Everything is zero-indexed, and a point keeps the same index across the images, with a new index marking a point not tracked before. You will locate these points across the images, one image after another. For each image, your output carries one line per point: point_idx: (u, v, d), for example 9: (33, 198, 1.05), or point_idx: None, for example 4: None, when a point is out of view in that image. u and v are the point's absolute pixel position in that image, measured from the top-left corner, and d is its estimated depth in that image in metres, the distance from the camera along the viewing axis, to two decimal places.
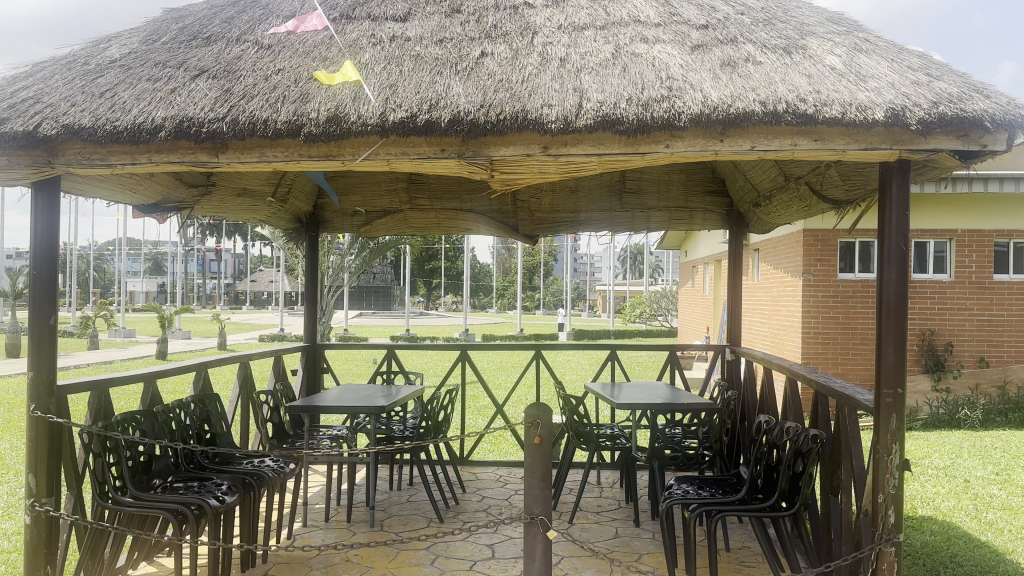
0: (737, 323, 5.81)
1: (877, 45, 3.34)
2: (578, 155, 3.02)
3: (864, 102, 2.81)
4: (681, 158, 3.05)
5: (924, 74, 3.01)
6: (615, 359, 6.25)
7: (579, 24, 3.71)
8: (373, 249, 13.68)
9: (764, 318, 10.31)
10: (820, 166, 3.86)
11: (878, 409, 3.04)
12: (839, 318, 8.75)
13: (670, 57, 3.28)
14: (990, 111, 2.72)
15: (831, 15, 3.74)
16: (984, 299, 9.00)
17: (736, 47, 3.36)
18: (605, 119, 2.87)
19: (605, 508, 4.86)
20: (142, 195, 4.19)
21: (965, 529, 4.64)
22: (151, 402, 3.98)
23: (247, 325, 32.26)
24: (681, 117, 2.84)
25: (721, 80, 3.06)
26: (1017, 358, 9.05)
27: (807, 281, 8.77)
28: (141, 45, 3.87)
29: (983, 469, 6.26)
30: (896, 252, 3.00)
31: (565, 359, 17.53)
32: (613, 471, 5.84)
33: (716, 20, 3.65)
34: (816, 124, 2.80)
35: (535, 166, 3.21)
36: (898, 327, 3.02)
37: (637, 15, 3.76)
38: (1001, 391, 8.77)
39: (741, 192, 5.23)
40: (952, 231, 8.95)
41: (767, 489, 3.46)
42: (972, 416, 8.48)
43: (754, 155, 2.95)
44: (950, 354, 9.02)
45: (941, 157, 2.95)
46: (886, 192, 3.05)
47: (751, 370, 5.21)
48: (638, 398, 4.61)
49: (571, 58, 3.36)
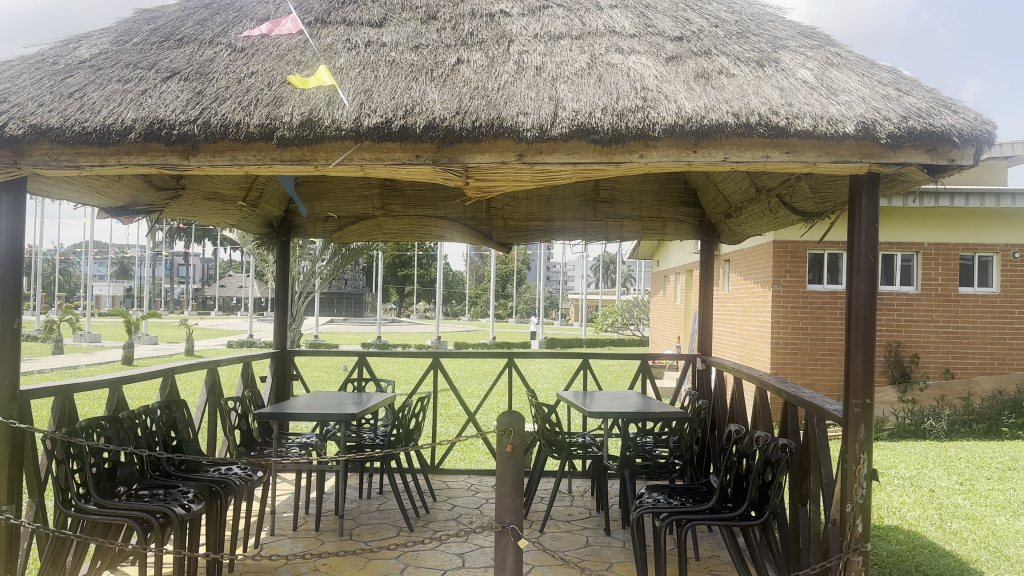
0: (708, 332, 5.85)
1: (848, 60, 3.39)
2: (553, 164, 3.03)
3: (835, 115, 2.86)
4: (655, 168, 3.07)
5: (894, 89, 3.06)
6: (587, 367, 6.25)
7: (555, 33, 3.73)
8: (345, 255, 13.55)
9: (734, 327, 10.40)
10: (791, 179, 3.91)
11: (846, 419, 3.07)
12: (807, 329, 8.86)
13: (645, 68, 3.30)
14: (958, 126, 2.78)
15: (804, 29, 3.80)
16: (950, 311, 9.16)
17: (710, 59, 3.39)
18: (580, 128, 2.89)
19: (576, 517, 4.86)
20: (110, 198, 4.12)
21: (931, 538, 4.71)
22: (116, 408, 3.90)
23: (215, 331, 31.81)
24: (656, 127, 2.86)
25: (695, 91, 3.09)
26: (981, 370, 9.22)
27: (776, 291, 8.88)
28: (112, 45, 3.81)
29: (948, 479, 6.37)
30: (865, 264, 3.05)
31: (537, 367, 17.53)
32: (584, 479, 5.85)
33: (690, 32, 3.69)
34: (787, 137, 2.84)
35: (510, 173, 3.22)
36: (866, 338, 3.06)
37: (613, 26, 3.79)
38: (966, 402, 8.94)
39: (713, 203, 5.28)
40: (919, 244, 9.13)
41: (737, 498, 3.47)
42: (937, 426, 8.70)
43: (726, 166, 2.98)
44: (916, 365, 9.17)
45: (910, 171, 3.01)
46: (855, 205, 3.10)
47: (722, 380, 5.25)
48: (610, 406, 4.61)
49: (547, 67, 3.37)
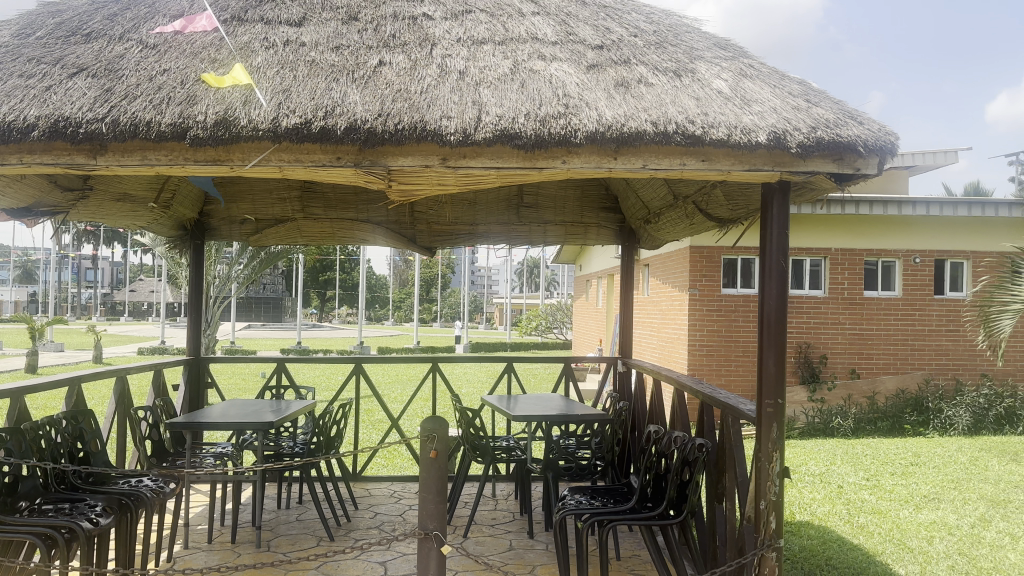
0: (629, 335, 5.95)
1: (760, 71, 3.52)
2: (476, 168, 3.03)
3: (748, 124, 2.95)
4: (577, 174, 3.11)
5: (803, 100, 3.19)
6: (511, 371, 6.27)
7: (477, 38, 3.73)
8: (264, 259, 13.21)
9: (653, 331, 10.64)
10: (707, 186, 4.02)
11: (759, 418, 3.17)
12: (723, 331, 9.14)
13: (567, 75, 3.34)
14: (863, 136, 2.91)
15: (718, 40, 3.92)
16: (856, 314, 9.59)
17: (629, 68, 3.46)
18: (503, 133, 2.89)
19: (500, 521, 4.86)
20: (11, 198, 3.88)
21: (839, 532, 4.92)
22: (17, 418, 3.69)
23: (125, 337, 30.49)
24: (577, 134, 2.90)
25: (615, 99, 3.15)
26: (886, 369, 9.66)
27: (693, 295, 9.12)
28: (12, 38, 3.60)
29: (854, 475, 6.67)
30: (777, 268, 3.15)
31: (461, 372, 17.49)
32: (508, 483, 5.86)
33: (610, 41, 3.75)
34: (703, 145, 2.92)
35: (432, 177, 3.20)
36: (778, 340, 3.17)
37: (535, 32, 3.82)
38: (870, 401, 9.41)
39: (633, 209, 5.39)
40: (826, 250, 9.53)
41: (656, 498, 3.54)
42: (843, 424, 9.12)
43: (645, 173, 3.04)
44: (825, 365, 9.56)
45: (818, 179, 3.14)
46: (767, 212, 3.21)
47: (642, 382, 5.35)
48: (533, 410, 4.63)
49: (470, 71, 3.37)
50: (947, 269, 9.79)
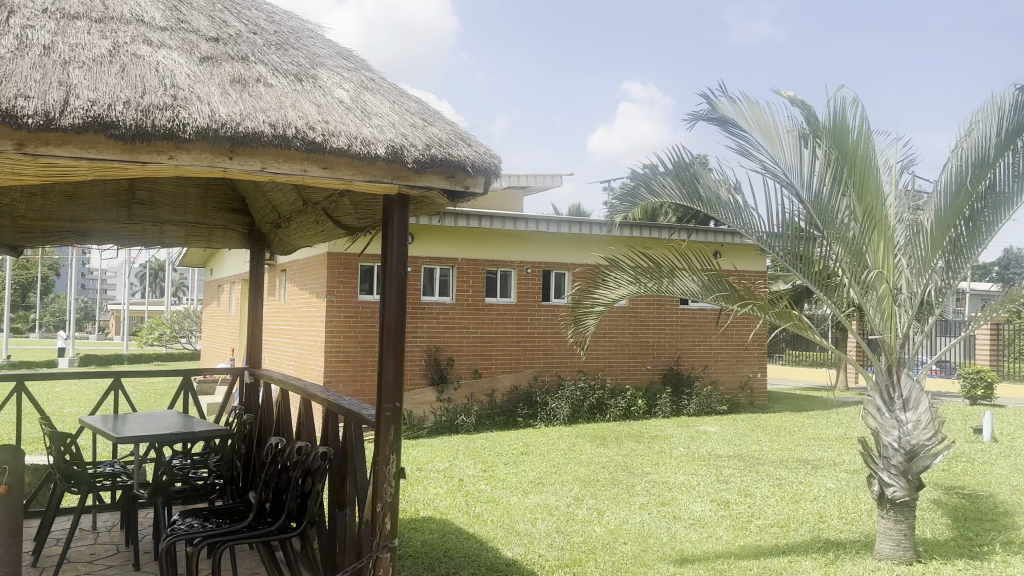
0: (257, 344, 5.71)
1: (381, 86, 3.63)
2: (62, 158, 2.64)
3: (368, 137, 3.02)
4: (188, 173, 2.88)
5: (420, 118, 3.36)
6: (119, 387, 5.60)
7: (68, 11, 3.26)
8: None
9: (288, 338, 10.39)
10: (333, 193, 4.03)
11: (378, 423, 3.26)
12: (358, 337, 9.27)
13: (177, 64, 3.09)
14: (471, 157, 3.16)
15: (343, 51, 3.95)
16: (478, 319, 10.44)
17: (248, 67, 3.31)
18: (96, 121, 2.57)
19: (99, 556, 4.30)
20: None
21: (458, 524, 5.27)
22: None
23: None
24: (186, 130, 2.69)
25: (231, 97, 2.99)
26: (504, 369, 10.63)
27: (330, 302, 9.09)
28: None
29: (474, 468, 7.22)
30: (395, 276, 3.27)
31: (61, 389, 15.23)
32: (113, 512, 5.21)
33: (229, 36, 3.56)
34: (322, 153, 2.91)
35: (4, 164, 2.71)
36: (395, 346, 3.29)
37: (142, 14, 3.46)
38: (489, 398, 10.33)
39: (262, 213, 5.19)
40: (454, 259, 10.26)
41: (276, 511, 3.43)
42: (466, 421, 9.81)
43: (264, 177, 2.94)
44: (452, 366, 10.23)
45: (433, 194, 3.33)
46: (388, 223, 3.30)
47: (269, 392, 5.16)
48: (142, 429, 4.19)
49: (57, 47, 2.93)
50: (554, 278, 11.13)
